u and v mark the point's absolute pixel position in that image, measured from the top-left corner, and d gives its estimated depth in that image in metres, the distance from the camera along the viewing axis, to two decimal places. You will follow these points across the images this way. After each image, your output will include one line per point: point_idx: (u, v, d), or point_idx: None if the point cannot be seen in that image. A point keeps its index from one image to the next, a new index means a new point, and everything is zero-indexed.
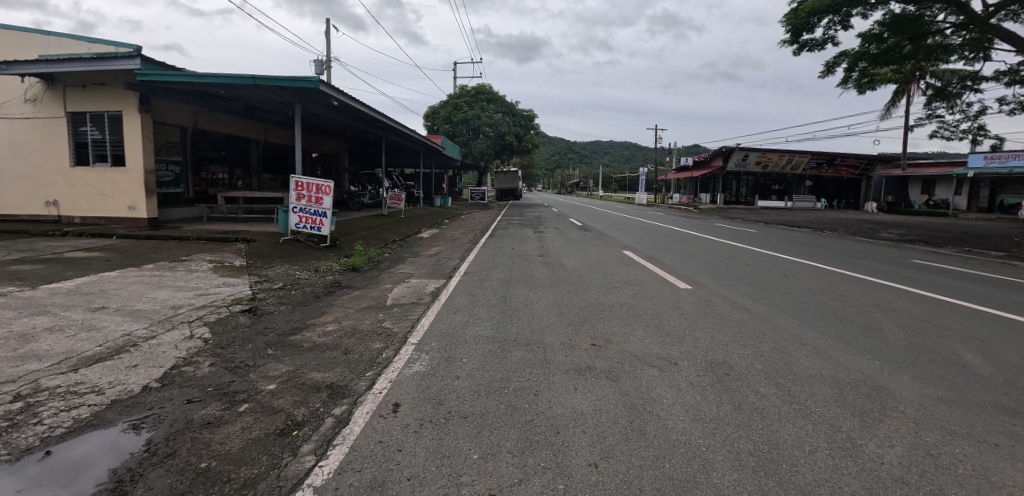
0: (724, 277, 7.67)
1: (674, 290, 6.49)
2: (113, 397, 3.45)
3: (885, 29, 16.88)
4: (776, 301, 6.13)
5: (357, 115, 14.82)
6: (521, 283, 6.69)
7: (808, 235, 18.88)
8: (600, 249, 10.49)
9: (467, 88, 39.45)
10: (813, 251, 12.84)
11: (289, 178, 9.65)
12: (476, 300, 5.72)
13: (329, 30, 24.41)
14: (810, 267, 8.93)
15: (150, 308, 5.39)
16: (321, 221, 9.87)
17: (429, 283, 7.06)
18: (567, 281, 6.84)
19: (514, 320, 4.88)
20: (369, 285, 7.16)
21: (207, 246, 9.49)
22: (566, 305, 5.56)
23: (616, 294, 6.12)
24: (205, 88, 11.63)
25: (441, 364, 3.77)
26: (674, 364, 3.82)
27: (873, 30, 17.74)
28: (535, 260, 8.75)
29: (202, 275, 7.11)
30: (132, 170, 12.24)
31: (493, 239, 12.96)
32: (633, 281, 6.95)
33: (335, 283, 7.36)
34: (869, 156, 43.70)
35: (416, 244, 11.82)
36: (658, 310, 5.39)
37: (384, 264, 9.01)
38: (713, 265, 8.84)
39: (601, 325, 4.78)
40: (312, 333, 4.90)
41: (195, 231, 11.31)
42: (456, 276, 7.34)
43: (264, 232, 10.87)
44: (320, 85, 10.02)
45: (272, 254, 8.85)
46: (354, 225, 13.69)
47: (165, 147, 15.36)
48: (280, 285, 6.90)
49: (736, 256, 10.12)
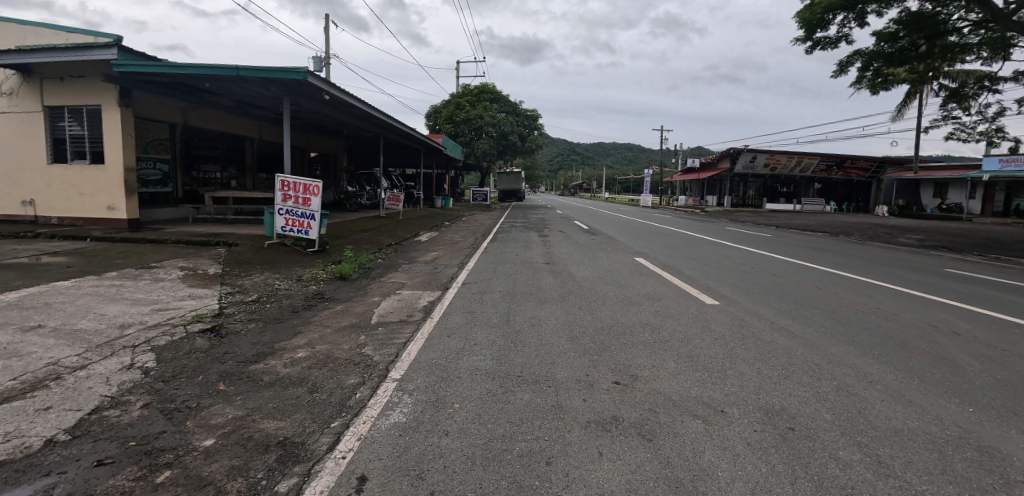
0: (753, 290, 6.87)
1: (701, 307, 5.69)
2: (1, 458, 2.68)
3: (901, 27, 16.00)
4: (819, 322, 5.33)
5: (352, 112, 14.05)
6: (527, 297, 5.89)
7: (825, 240, 17.99)
8: (612, 256, 9.69)
9: (470, 87, 38.65)
10: (837, 258, 11.98)
11: (275, 177, 8.90)
12: (474, 320, 4.92)
13: (329, 26, 23.71)
14: (844, 279, 8.10)
15: (92, 329, 4.60)
16: (309, 224, 9.12)
17: (422, 296, 6.25)
18: (577, 295, 6.06)
19: (518, 348, 4.08)
20: (356, 298, 6.35)
21: (184, 250, 8.72)
22: (579, 326, 4.76)
23: (636, 312, 5.33)
24: (188, 81, 10.86)
25: (427, 414, 2.95)
26: (722, 414, 3.01)
27: (887, 28, 16.83)
28: (542, 269, 7.95)
29: (168, 286, 6.34)
30: (111, 168, 11.47)
31: (495, 243, 12.18)
32: (652, 295, 6.17)
33: (318, 295, 6.55)
34: (879, 158, 42.71)
35: (412, 249, 11.04)
36: (688, 335, 4.59)
37: (375, 271, 8.21)
38: (737, 275, 8.04)
39: (623, 355, 3.97)
40: (278, 360, 4.10)
41: (177, 234, 10.56)
42: (453, 288, 6.54)
43: (249, 236, 10.11)
44: (309, 77, 9.23)
45: (253, 260, 8.07)
46: (347, 227, 12.91)
47: (151, 144, 14.64)
48: (254, 297, 6.12)
49: (760, 265, 9.28)
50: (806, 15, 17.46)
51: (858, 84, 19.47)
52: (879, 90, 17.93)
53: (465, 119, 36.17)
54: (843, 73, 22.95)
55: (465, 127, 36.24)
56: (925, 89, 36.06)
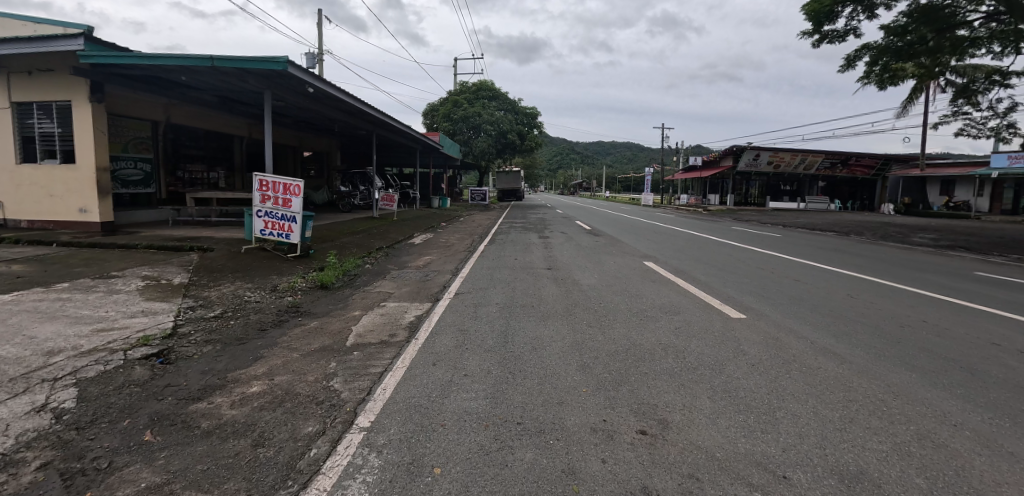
0: (779, 299, 6.18)
1: (726, 322, 4.98)
2: None
3: (911, 21, 15.27)
4: (865, 342, 4.62)
5: (341, 107, 13.30)
6: (528, 311, 5.16)
7: (837, 241, 17.29)
8: (619, 260, 8.97)
9: (468, 84, 37.93)
10: (857, 260, 11.23)
11: (253, 176, 8.20)
12: (465, 342, 4.18)
13: (322, 21, 22.99)
14: (873, 284, 7.40)
15: (11, 357, 3.85)
16: (290, 227, 8.38)
17: (409, 309, 5.52)
18: (585, 307, 5.34)
19: (517, 381, 3.37)
20: (335, 311, 5.60)
21: (154, 257, 7.98)
22: (590, 349, 4.04)
23: (653, 329, 4.62)
24: (163, 74, 10.12)
25: (397, 487, 2.23)
26: (785, 483, 2.28)
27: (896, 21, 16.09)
28: (544, 276, 7.21)
29: (122, 299, 5.61)
30: (82, 168, 10.69)
31: (493, 245, 11.44)
32: (669, 307, 5.45)
33: (293, 309, 5.80)
34: (884, 156, 41.99)
35: (404, 253, 10.29)
36: (718, 360, 3.89)
37: (361, 279, 7.45)
38: (759, 281, 7.31)
39: (645, 391, 3.26)
40: (225, 399, 3.36)
41: (151, 237, 9.81)
42: (445, 299, 5.80)
43: (228, 240, 9.37)
44: (289, 68, 8.49)
45: (226, 267, 7.34)
46: (336, 229, 12.17)
47: (132, 143, 13.87)
48: (218, 312, 5.39)
49: (779, 268, 8.58)
50: (815, 6, 16.62)
51: (866, 80, 18.68)
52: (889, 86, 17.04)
53: (463, 118, 35.57)
54: (850, 68, 22.20)
55: (464, 126, 35.67)
56: (931, 84, 35.56)
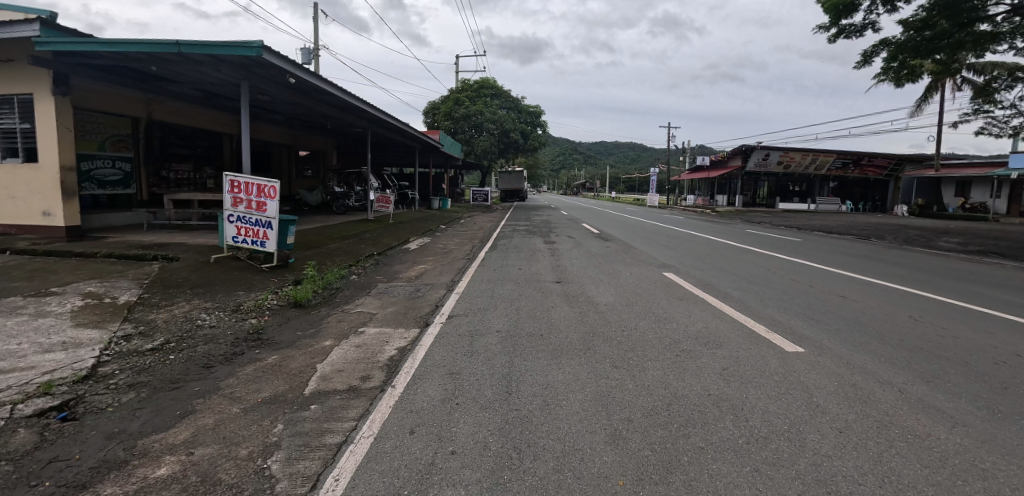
0: (833, 324, 5.22)
1: (785, 361, 3.99)
2: None
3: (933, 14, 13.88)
4: (967, 389, 3.63)
5: (331, 101, 12.35)
6: (534, 344, 4.16)
7: (860, 245, 16.22)
8: (636, 271, 7.98)
9: (470, 82, 36.80)
10: (894, 268, 10.20)
11: (224, 176, 7.26)
12: (456, 394, 3.20)
13: (317, 15, 22.12)
14: (931, 303, 6.41)
15: None
16: (265, 234, 7.39)
17: (390, 338, 4.53)
18: (604, 338, 4.36)
19: (525, 468, 2.37)
20: (302, 340, 4.61)
21: (110, 268, 7.04)
22: (619, 405, 3.06)
23: (698, 373, 3.64)
24: (131, 64, 9.17)
25: None
26: None
27: (916, 15, 14.68)
28: (552, 292, 6.21)
29: (48, 326, 4.65)
30: (45, 167, 9.76)
31: (495, 252, 10.47)
32: (708, 338, 4.46)
33: (253, 336, 4.82)
34: (897, 156, 40.77)
35: (397, 261, 9.33)
36: (795, 428, 2.89)
37: (342, 295, 6.49)
38: (802, 299, 6.33)
39: (707, 484, 2.27)
40: (115, 490, 2.39)
41: (116, 243, 8.87)
42: (436, 324, 4.80)
43: (200, 247, 8.41)
44: (265, 53, 7.52)
45: (189, 280, 6.38)
46: (325, 234, 11.22)
47: (109, 140, 12.94)
48: (159, 342, 4.45)
49: (816, 281, 7.61)
50: None
51: (882, 75, 17.46)
52: (905, 84, 15.82)
53: (465, 116, 34.45)
54: (866, 65, 21.00)
55: (465, 125, 34.63)
56: (948, 81, 34.41)
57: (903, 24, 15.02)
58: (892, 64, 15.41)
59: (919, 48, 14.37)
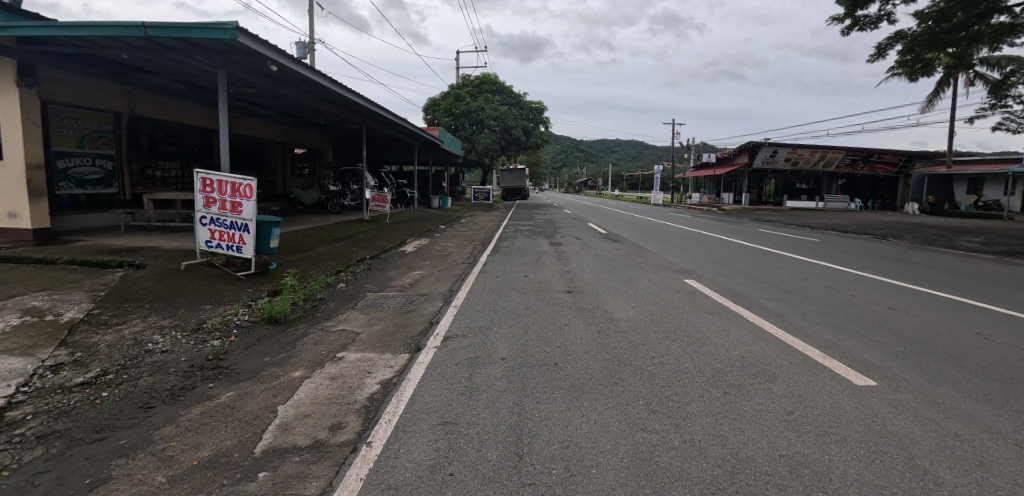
0: (896, 346, 4.43)
1: (862, 403, 3.20)
2: None
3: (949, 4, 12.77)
4: None
5: (322, 94, 11.56)
6: (546, 378, 3.37)
7: (880, 246, 15.39)
8: (654, 278, 7.18)
9: (471, 78, 36.43)
10: (930, 273, 9.38)
11: (195, 173, 6.50)
12: (449, 461, 2.39)
13: (311, 8, 21.34)
14: (997, 318, 5.59)
15: None
16: (242, 238, 6.61)
17: (373, 368, 3.74)
18: (633, 368, 3.58)
19: None
20: (267, 369, 3.84)
21: (67, 277, 6.27)
22: (670, 480, 2.25)
23: (760, 421, 2.85)
24: (101, 52, 8.39)
25: None
26: None
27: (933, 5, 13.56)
28: (562, 305, 5.43)
29: None
30: (10, 165, 8.98)
31: (497, 255, 9.70)
32: (757, 369, 3.67)
33: (212, 363, 4.07)
34: (908, 152, 39.81)
35: (390, 266, 8.56)
36: None
37: (325, 308, 5.72)
38: (847, 312, 5.56)
39: None
40: None
41: (83, 248, 8.09)
42: (429, 349, 4.01)
43: (174, 252, 7.64)
44: (240, 36, 6.74)
45: (152, 292, 5.62)
46: (315, 236, 10.46)
47: (88, 137, 12.17)
48: (94, 375, 3.68)
49: (855, 289, 6.82)
50: None
51: (895, 69, 16.41)
52: (920, 79, 14.68)
53: (465, 112, 33.83)
54: (878, 58, 19.98)
55: (465, 120, 33.96)
56: (960, 75, 33.58)
57: (919, 16, 13.91)
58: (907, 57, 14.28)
59: (935, 40, 13.28)
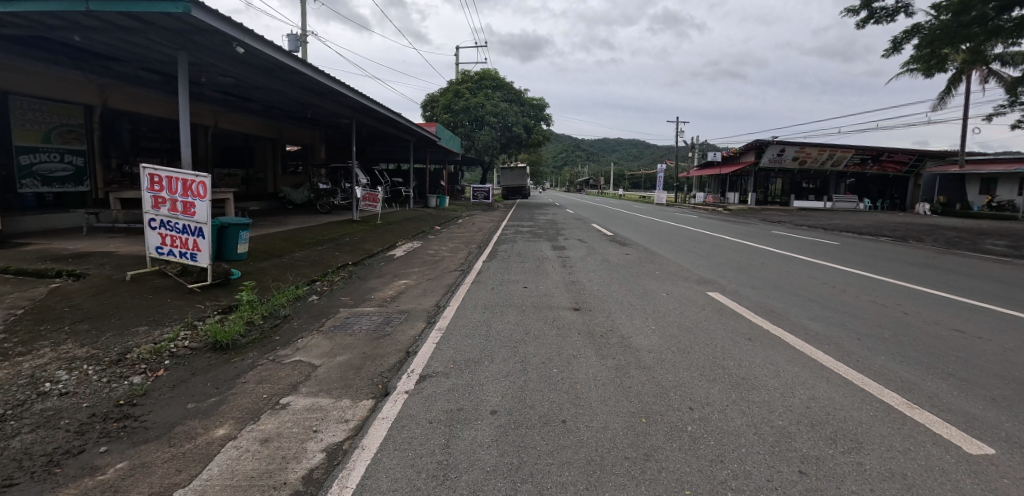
0: (992, 388, 3.48)
1: (998, 491, 2.26)
2: None
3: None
4: None
5: (303, 83, 10.61)
6: (551, 450, 2.44)
7: (904, 250, 14.40)
8: (673, 290, 6.27)
9: (471, 73, 35.45)
10: (977, 283, 8.38)
11: (142, 168, 5.61)
12: None
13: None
14: None
15: None
16: (196, 244, 5.67)
17: (321, 425, 2.83)
18: (667, 429, 2.67)
19: None
20: (185, 424, 2.92)
21: None
22: None
23: None
24: (51, 34, 7.49)
25: None
26: None
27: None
28: (569, 327, 4.53)
29: None
30: None
31: (495, 261, 8.81)
32: (832, 429, 2.75)
33: (121, 411, 3.14)
34: (919, 151, 38.69)
35: (374, 273, 7.64)
36: None
37: (285, 328, 4.81)
38: (908, 336, 4.63)
39: None
40: None
41: (29, 253, 7.21)
42: (398, 397, 3.09)
43: (128, 260, 6.74)
44: (192, 8, 5.78)
45: (80, 311, 4.71)
46: (295, 239, 9.55)
47: (55, 131, 11.25)
48: None
49: (909, 306, 5.85)
50: None
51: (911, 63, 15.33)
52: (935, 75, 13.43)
53: (464, 108, 32.89)
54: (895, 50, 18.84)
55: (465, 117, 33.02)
56: (974, 72, 32.41)
57: (936, 7, 12.54)
58: (921, 54, 13.18)
59: (950, 36, 11.89)
